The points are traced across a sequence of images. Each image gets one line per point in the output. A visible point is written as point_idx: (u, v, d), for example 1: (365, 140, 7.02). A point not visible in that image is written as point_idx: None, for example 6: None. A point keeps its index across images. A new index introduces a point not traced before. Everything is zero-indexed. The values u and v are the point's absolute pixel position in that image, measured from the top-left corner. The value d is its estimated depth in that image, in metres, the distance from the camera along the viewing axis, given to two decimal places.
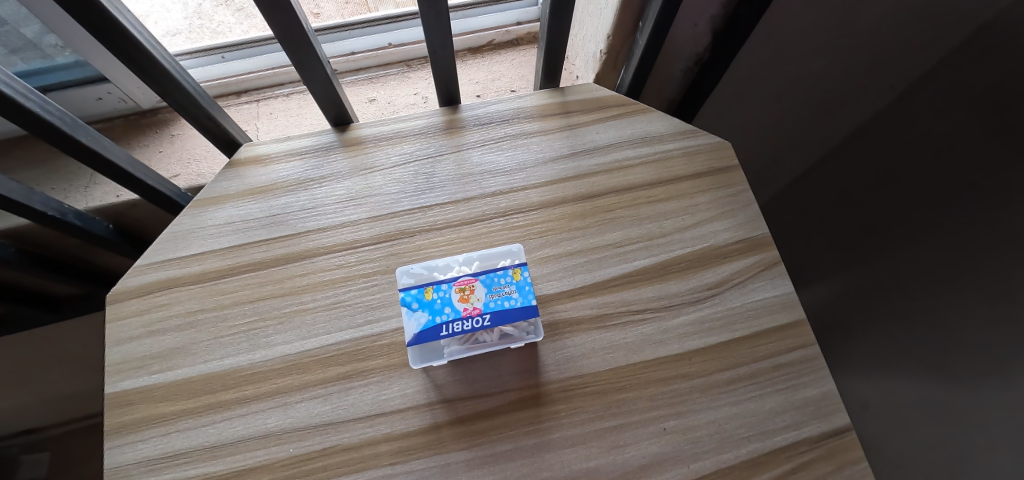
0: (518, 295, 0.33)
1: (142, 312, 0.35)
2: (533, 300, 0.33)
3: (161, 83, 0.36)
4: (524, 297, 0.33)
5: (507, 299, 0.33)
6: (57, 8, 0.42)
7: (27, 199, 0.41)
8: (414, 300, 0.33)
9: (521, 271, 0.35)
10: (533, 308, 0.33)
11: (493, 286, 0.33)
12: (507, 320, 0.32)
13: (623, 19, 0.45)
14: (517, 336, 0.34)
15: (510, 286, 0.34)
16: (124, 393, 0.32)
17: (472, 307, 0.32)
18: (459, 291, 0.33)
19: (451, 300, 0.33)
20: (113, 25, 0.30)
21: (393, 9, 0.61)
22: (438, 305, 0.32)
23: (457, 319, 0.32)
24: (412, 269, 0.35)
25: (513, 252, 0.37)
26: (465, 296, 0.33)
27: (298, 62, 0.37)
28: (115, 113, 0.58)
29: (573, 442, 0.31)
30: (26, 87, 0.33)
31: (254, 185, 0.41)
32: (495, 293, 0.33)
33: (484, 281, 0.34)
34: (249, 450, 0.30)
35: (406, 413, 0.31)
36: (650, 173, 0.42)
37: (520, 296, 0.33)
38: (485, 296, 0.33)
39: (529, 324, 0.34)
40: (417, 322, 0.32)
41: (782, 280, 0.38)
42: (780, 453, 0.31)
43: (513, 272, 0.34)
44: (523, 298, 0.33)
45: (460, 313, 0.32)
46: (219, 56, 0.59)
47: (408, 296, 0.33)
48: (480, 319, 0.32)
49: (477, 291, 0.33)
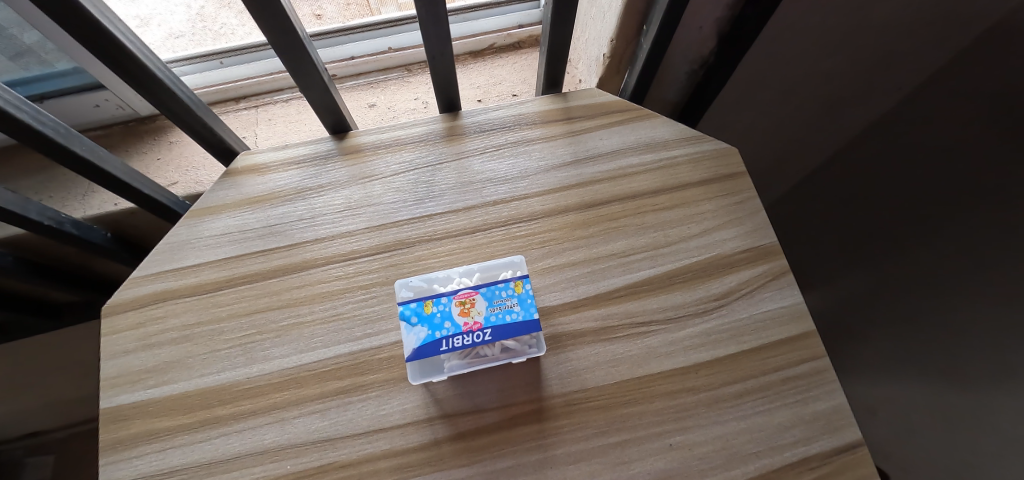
0: (519, 308, 0.32)
1: (139, 325, 0.35)
2: (534, 314, 0.33)
3: (156, 93, 0.35)
4: (528, 311, 0.32)
5: (508, 313, 0.32)
6: (46, 17, 0.42)
7: (23, 209, 0.40)
8: (413, 314, 0.32)
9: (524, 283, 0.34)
10: (535, 322, 0.32)
11: (493, 299, 0.33)
12: (509, 334, 0.31)
13: (627, 22, 0.44)
14: (519, 351, 0.33)
15: (512, 298, 0.33)
16: (118, 408, 0.32)
17: (473, 322, 0.32)
18: (459, 305, 0.32)
19: (451, 314, 0.32)
20: (104, 36, 0.29)
21: (393, 13, 0.61)
22: (437, 319, 0.32)
23: (456, 334, 0.31)
24: (411, 281, 0.35)
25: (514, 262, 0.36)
26: (466, 310, 0.32)
27: (295, 69, 0.36)
28: (114, 120, 0.58)
29: (577, 458, 0.30)
30: (17, 97, 0.32)
31: (251, 194, 0.40)
32: (498, 306, 0.32)
33: (484, 294, 0.33)
34: (245, 467, 0.29)
35: (405, 429, 0.31)
36: (655, 180, 0.41)
37: (523, 309, 0.32)
38: (485, 310, 0.32)
39: (533, 338, 0.34)
40: (416, 337, 0.31)
41: (791, 290, 0.37)
42: (790, 470, 0.30)
43: (516, 284, 0.34)
44: (525, 311, 0.32)
45: (460, 327, 0.31)
46: (218, 61, 0.58)
47: (406, 309, 0.32)
48: (481, 334, 0.31)
49: (478, 304, 0.32)
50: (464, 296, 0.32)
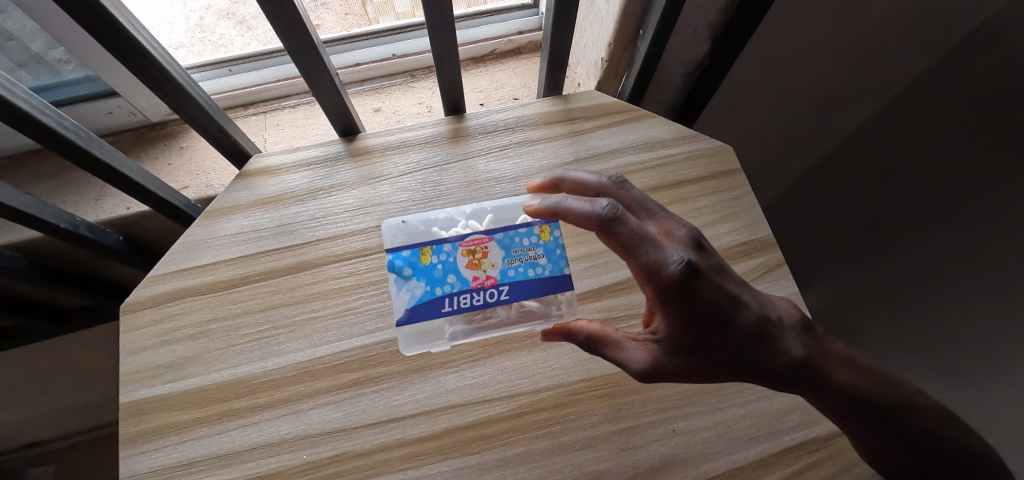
0: (544, 262, 0.35)
1: (157, 322, 0.36)
2: (554, 269, 0.35)
3: (175, 97, 0.37)
4: (554, 265, 0.35)
5: (527, 268, 0.34)
6: (80, 28, 0.44)
7: (41, 212, 0.42)
8: (411, 265, 0.34)
9: (551, 229, 0.36)
10: (557, 278, 0.34)
11: (510, 253, 0.34)
12: (526, 292, 0.34)
13: (625, 27, 0.46)
14: (541, 314, 0.34)
15: (536, 249, 0.35)
16: (137, 402, 0.33)
17: (488, 279, 0.34)
18: (472, 259, 0.34)
19: (462, 269, 0.34)
20: (129, 41, 0.31)
21: (392, 21, 0.62)
22: (438, 273, 0.34)
23: (463, 290, 0.33)
24: (400, 223, 0.37)
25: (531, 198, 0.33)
26: (478, 265, 0.34)
27: (308, 73, 0.38)
28: (125, 126, 0.59)
29: (584, 444, 0.32)
30: (43, 103, 0.34)
31: (265, 194, 0.41)
32: (515, 259, 0.34)
33: (501, 247, 0.35)
34: (262, 457, 0.31)
35: (417, 418, 0.32)
36: (654, 177, 0.43)
37: (547, 263, 0.35)
38: (502, 265, 0.34)
39: (556, 300, 0.35)
40: (416, 292, 0.34)
41: (786, 281, 0.38)
42: (789, 454, 0.32)
43: (542, 232, 0.36)
44: (550, 265, 0.35)
45: (469, 284, 0.34)
46: (227, 69, 0.60)
47: (401, 259, 0.35)
48: (498, 290, 0.33)
49: (495, 257, 0.34)
50: (474, 245, 0.35)
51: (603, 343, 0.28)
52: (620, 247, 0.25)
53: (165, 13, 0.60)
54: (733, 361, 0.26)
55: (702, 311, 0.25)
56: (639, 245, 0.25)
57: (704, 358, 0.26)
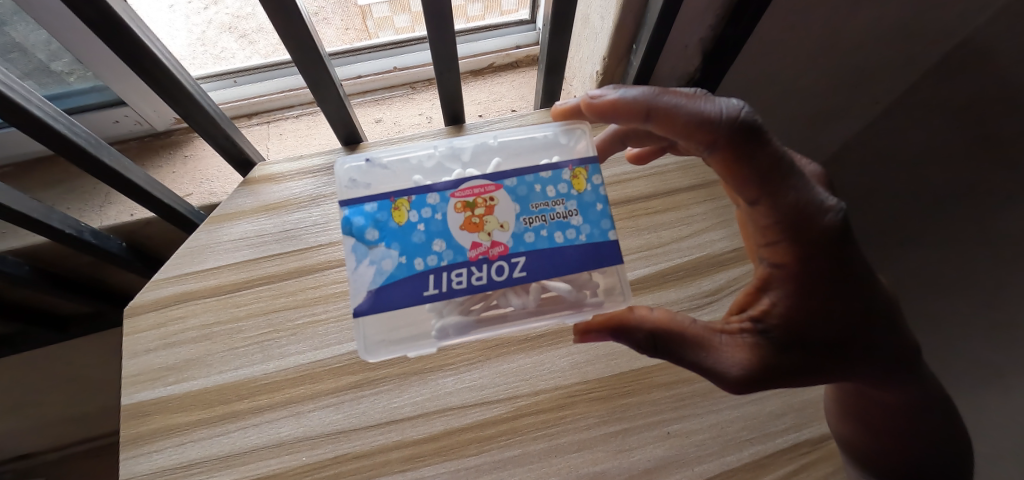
0: (576, 222, 0.26)
1: (160, 325, 0.36)
2: (592, 232, 0.26)
3: (184, 106, 0.38)
4: (592, 227, 0.26)
5: (551, 232, 0.25)
6: (108, 51, 0.46)
7: (47, 218, 0.42)
8: (379, 226, 0.25)
9: (588, 174, 0.27)
10: (597, 245, 0.26)
11: (528, 206, 0.26)
12: (548, 268, 0.25)
13: (618, 43, 0.48)
14: (571, 303, 0.25)
15: (566, 203, 0.26)
16: (139, 404, 0.33)
17: (493, 247, 0.25)
18: (465, 216, 0.25)
19: (449, 232, 0.25)
20: (143, 51, 0.32)
21: (393, 35, 0.64)
22: (420, 239, 0.25)
23: (454, 263, 0.24)
24: (364, 164, 0.27)
25: (561, 144, 0.30)
26: (476, 227, 0.25)
27: (315, 85, 0.39)
28: (130, 135, 0.60)
29: (579, 446, 0.32)
30: (56, 110, 0.35)
31: (268, 201, 0.42)
32: (534, 219, 0.26)
33: (515, 198, 0.26)
34: (262, 458, 0.31)
35: (416, 420, 0.33)
36: (648, 186, 0.44)
37: (582, 224, 0.26)
38: (516, 224, 0.25)
39: (593, 281, 0.26)
40: (385, 266, 0.24)
41: None
42: (781, 455, 0.33)
43: (576, 179, 0.27)
44: (586, 224, 0.26)
45: (464, 255, 0.24)
46: (231, 80, 0.62)
47: (363, 216, 0.25)
48: (510, 262, 0.25)
49: (504, 217, 0.25)
50: (474, 199, 0.26)
51: (683, 345, 0.25)
52: (756, 177, 0.24)
53: (167, 25, 0.60)
54: (829, 335, 0.27)
55: (833, 272, 0.26)
56: (784, 183, 0.24)
57: (815, 317, 0.26)
